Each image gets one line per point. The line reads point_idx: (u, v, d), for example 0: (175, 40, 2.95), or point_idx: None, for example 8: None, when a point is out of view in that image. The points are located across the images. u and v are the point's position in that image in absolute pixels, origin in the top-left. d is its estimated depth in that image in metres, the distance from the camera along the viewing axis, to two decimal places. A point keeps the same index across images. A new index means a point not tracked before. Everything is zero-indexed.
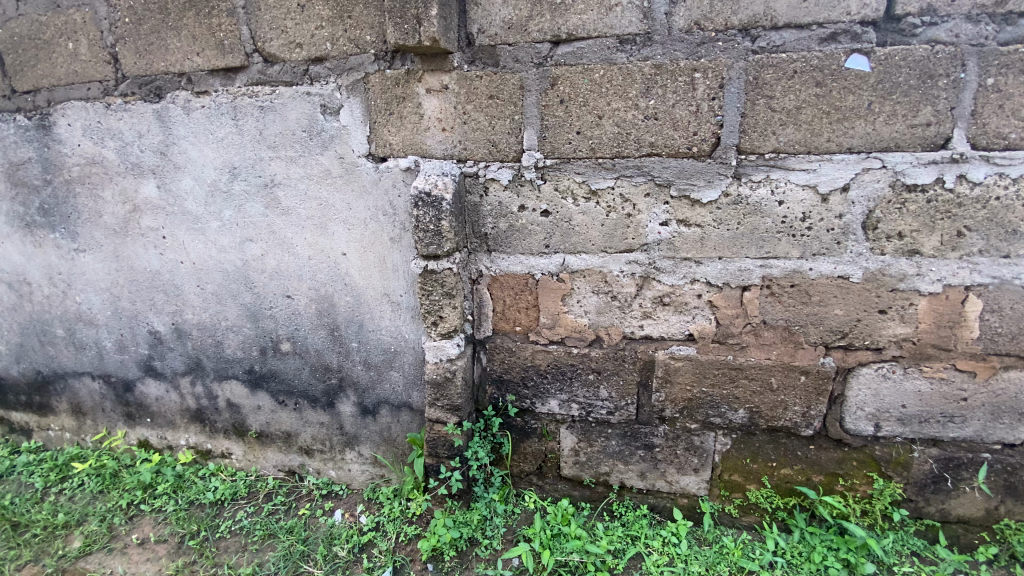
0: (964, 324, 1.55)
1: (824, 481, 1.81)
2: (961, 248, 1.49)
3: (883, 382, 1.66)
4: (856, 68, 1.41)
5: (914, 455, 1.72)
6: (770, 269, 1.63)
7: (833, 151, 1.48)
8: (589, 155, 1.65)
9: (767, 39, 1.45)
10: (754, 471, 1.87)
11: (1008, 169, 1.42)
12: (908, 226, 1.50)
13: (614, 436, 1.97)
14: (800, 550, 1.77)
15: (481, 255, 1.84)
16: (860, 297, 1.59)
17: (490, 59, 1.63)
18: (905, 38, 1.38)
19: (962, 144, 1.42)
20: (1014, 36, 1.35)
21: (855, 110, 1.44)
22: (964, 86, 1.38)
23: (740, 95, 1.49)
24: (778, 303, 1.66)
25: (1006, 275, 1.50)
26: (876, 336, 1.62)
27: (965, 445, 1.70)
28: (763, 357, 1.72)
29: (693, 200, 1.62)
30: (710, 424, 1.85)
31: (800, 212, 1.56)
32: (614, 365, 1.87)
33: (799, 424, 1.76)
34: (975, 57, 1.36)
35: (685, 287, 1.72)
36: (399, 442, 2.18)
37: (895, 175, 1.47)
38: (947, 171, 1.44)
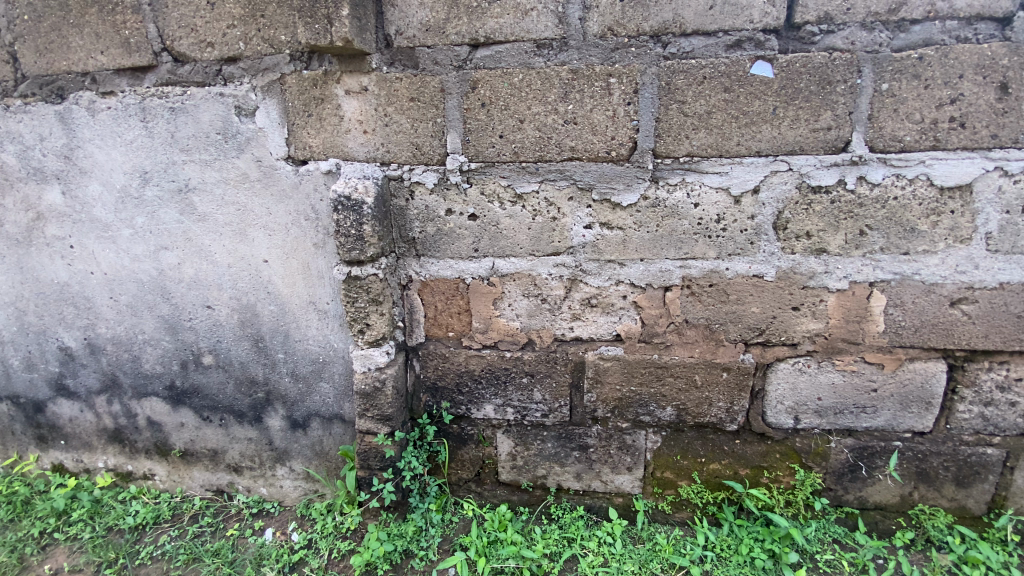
0: (870, 318, 1.63)
1: (750, 474, 1.87)
2: (864, 246, 1.56)
3: (799, 376, 1.73)
4: (761, 74, 1.45)
5: (831, 445, 1.79)
6: (690, 269, 1.67)
7: (743, 155, 1.53)
8: (512, 159, 1.64)
9: (677, 45, 1.48)
10: (684, 467, 1.91)
11: (904, 170, 1.49)
12: (815, 226, 1.56)
13: (549, 439, 1.96)
14: (729, 543, 1.82)
15: (408, 260, 1.79)
16: (774, 294, 1.65)
17: (409, 61, 1.61)
18: (804, 46, 1.44)
19: (860, 147, 1.48)
20: (904, 43, 1.41)
21: (761, 115, 1.49)
22: (860, 91, 1.44)
23: (654, 100, 1.52)
24: (698, 302, 1.70)
25: (907, 271, 1.57)
26: (790, 332, 1.68)
27: (879, 434, 1.77)
28: (687, 355, 1.77)
29: (614, 203, 1.65)
30: (641, 422, 1.88)
31: (715, 214, 1.60)
32: (546, 367, 1.87)
33: (724, 419, 1.81)
34: (869, 64, 1.42)
35: (611, 289, 1.74)
36: (332, 454, 2.12)
37: (801, 177, 1.53)
38: (848, 174, 1.51)
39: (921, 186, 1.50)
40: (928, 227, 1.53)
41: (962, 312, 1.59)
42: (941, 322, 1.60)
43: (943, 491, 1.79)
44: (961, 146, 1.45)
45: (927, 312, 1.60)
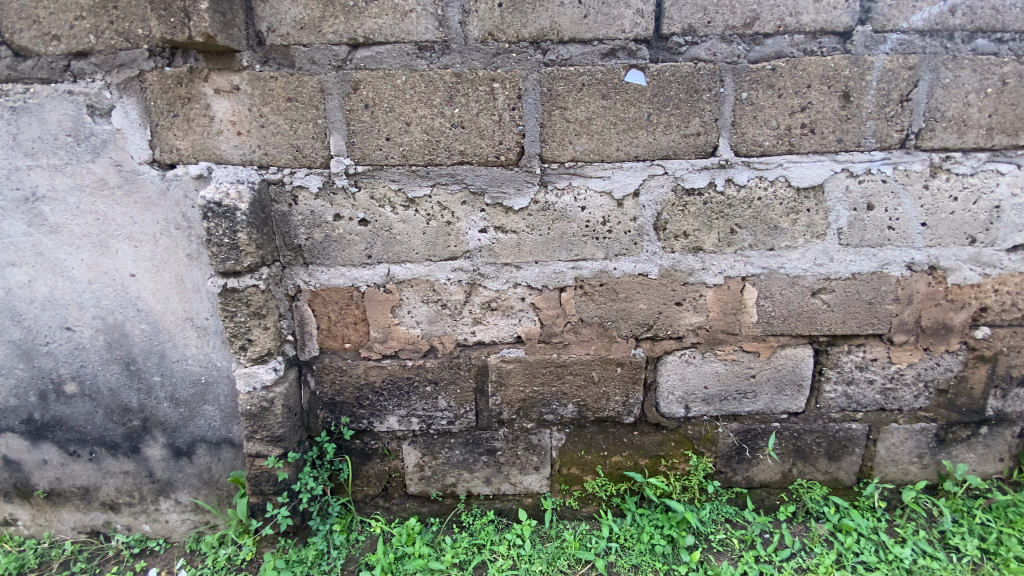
0: (744, 310, 1.75)
1: (649, 464, 1.95)
2: (735, 244, 1.68)
3: (687, 367, 1.83)
4: (634, 82, 1.52)
5: (719, 430, 1.91)
6: (582, 270, 1.72)
7: (623, 159, 1.60)
8: (400, 162, 1.60)
9: (556, 52, 1.51)
10: (588, 462, 1.95)
11: (765, 172, 1.61)
12: (691, 226, 1.66)
13: (457, 446, 1.94)
14: (631, 533, 1.88)
15: (296, 269, 1.70)
16: (660, 291, 1.73)
17: (285, 60, 1.53)
18: (672, 56, 1.52)
19: (727, 152, 1.59)
20: (760, 55, 1.53)
21: (637, 121, 1.56)
22: (724, 100, 1.55)
23: (538, 105, 1.54)
24: (591, 301, 1.75)
25: (773, 265, 1.70)
26: (675, 326, 1.78)
27: (760, 417, 1.91)
28: (584, 353, 1.81)
29: (506, 207, 1.65)
30: (545, 422, 1.90)
31: (601, 216, 1.65)
32: (449, 374, 1.84)
33: (622, 412, 1.88)
34: (730, 74, 1.53)
35: (510, 291, 1.74)
36: (222, 482, 1.96)
37: (676, 181, 1.62)
38: (717, 176, 1.61)
39: (780, 187, 1.63)
40: (789, 224, 1.66)
41: (823, 301, 1.74)
42: (806, 311, 1.75)
43: (818, 466, 1.96)
44: (812, 150, 1.59)
45: (793, 303, 1.74)
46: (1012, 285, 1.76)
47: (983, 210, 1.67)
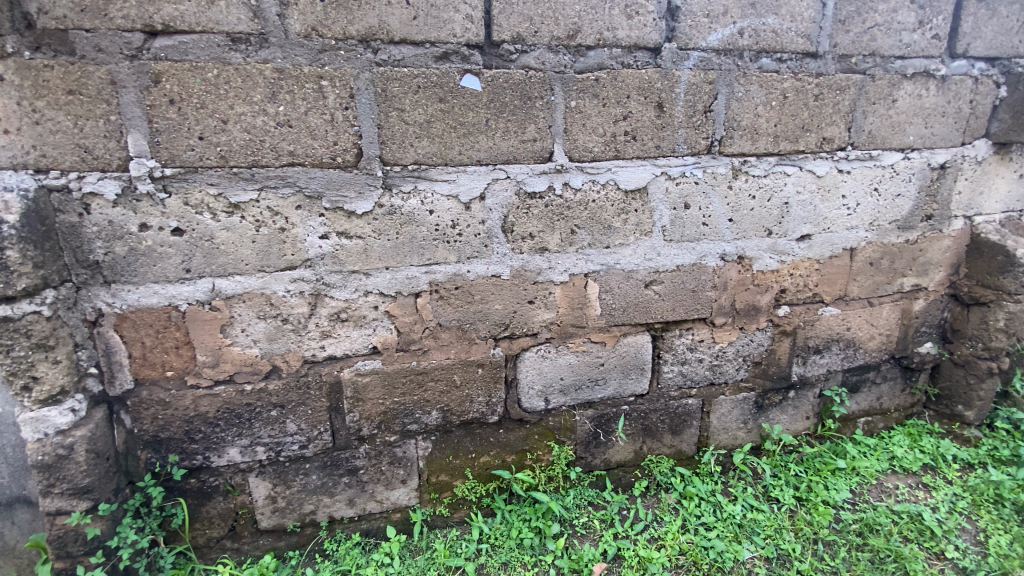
0: (589, 304, 1.86)
1: (515, 460, 1.99)
2: (576, 243, 1.78)
3: (543, 362, 1.90)
4: (470, 87, 1.54)
5: (577, 419, 2.01)
6: (435, 274, 1.69)
7: (465, 163, 1.61)
8: (219, 164, 1.45)
9: (387, 52, 1.47)
10: (456, 466, 1.94)
11: (597, 176, 1.73)
12: (536, 227, 1.73)
13: (313, 471, 1.80)
14: (501, 531, 1.90)
15: (95, 289, 1.46)
16: (512, 291, 1.78)
17: (63, 46, 1.30)
18: (505, 63, 1.56)
19: (562, 157, 1.68)
20: (585, 66, 1.62)
21: (476, 126, 1.57)
22: (555, 107, 1.62)
23: (372, 106, 1.49)
24: (447, 305, 1.74)
25: (611, 261, 1.84)
26: (530, 324, 1.83)
27: (611, 402, 2.04)
28: (443, 358, 1.79)
29: (348, 212, 1.57)
30: (409, 432, 1.84)
31: (449, 220, 1.65)
32: (298, 395, 1.70)
33: (486, 413, 1.89)
34: (559, 83, 1.61)
35: (360, 300, 1.66)
36: (20, 551, 1.61)
37: (518, 184, 1.67)
38: (555, 180, 1.70)
39: (611, 190, 1.76)
40: (621, 224, 1.81)
41: (655, 292, 1.92)
42: (642, 301, 1.91)
43: (664, 441, 2.15)
44: (635, 155, 1.74)
45: (631, 295, 1.90)
46: (803, 269, 2.08)
47: (776, 206, 1.95)
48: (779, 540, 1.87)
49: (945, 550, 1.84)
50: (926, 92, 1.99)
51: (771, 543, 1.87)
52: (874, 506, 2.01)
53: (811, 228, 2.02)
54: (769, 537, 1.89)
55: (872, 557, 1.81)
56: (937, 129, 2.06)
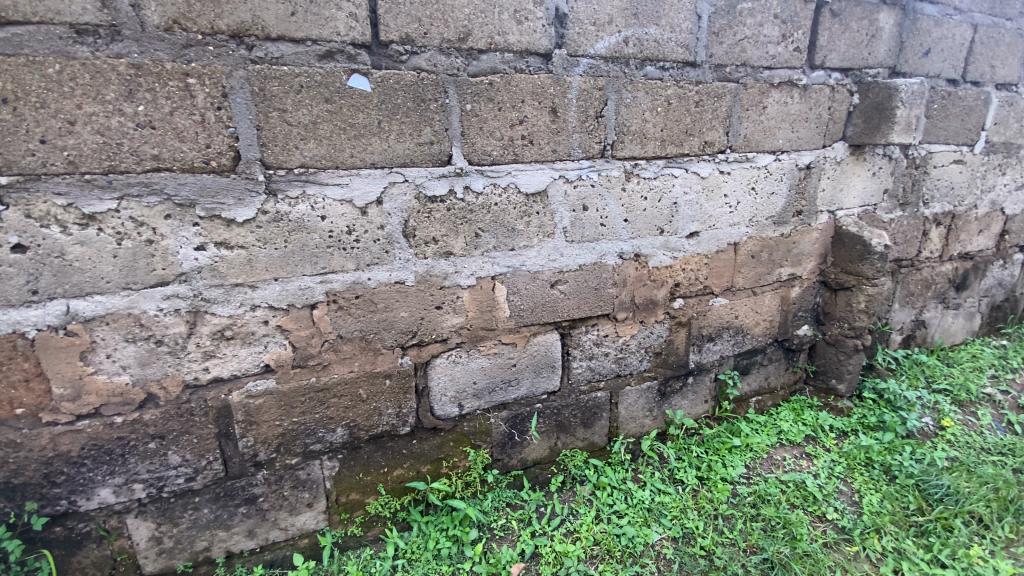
0: (497, 306, 1.87)
1: (430, 469, 1.95)
2: (481, 246, 1.77)
3: (454, 367, 1.87)
4: (358, 87, 1.48)
5: (491, 422, 2.00)
6: (331, 284, 1.61)
7: (359, 166, 1.54)
8: (68, 170, 1.28)
9: (263, 49, 1.38)
10: (368, 483, 1.86)
11: (498, 180, 1.73)
12: (438, 231, 1.70)
13: (205, 504, 1.65)
14: (418, 544, 1.85)
15: None
16: (418, 298, 1.74)
17: None
18: (395, 64, 1.52)
19: (461, 160, 1.66)
20: (478, 69, 1.61)
21: (367, 128, 1.52)
22: (450, 110, 1.60)
23: (249, 106, 1.39)
24: (347, 315, 1.66)
25: (517, 263, 1.85)
26: (438, 330, 1.80)
27: (525, 402, 2.06)
28: (346, 371, 1.71)
29: (227, 220, 1.45)
30: (312, 452, 1.74)
31: (344, 226, 1.58)
32: (180, 423, 1.55)
33: (396, 424, 1.83)
34: (453, 86, 1.59)
35: (247, 315, 1.54)
36: None
37: (417, 188, 1.63)
38: (455, 184, 1.67)
39: (512, 193, 1.77)
40: (524, 226, 1.83)
41: (561, 291, 1.96)
42: (548, 301, 1.95)
43: (577, 435, 2.20)
44: (534, 158, 1.76)
45: (538, 295, 1.92)
46: (694, 263, 2.22)
47: (666, 206, 2.07)
48: (684, 520, 1.98)
49: (825, 511, 2.03)
50: (791, 100, 2.21)
51: (677, 523, 1.97)
52: (766, 478, 2.19)
53: (698, 226, 2.17)
54: (675, 517, 1.99)
55: (765, 525, 1.96)
56: (802, 133, 2.29)
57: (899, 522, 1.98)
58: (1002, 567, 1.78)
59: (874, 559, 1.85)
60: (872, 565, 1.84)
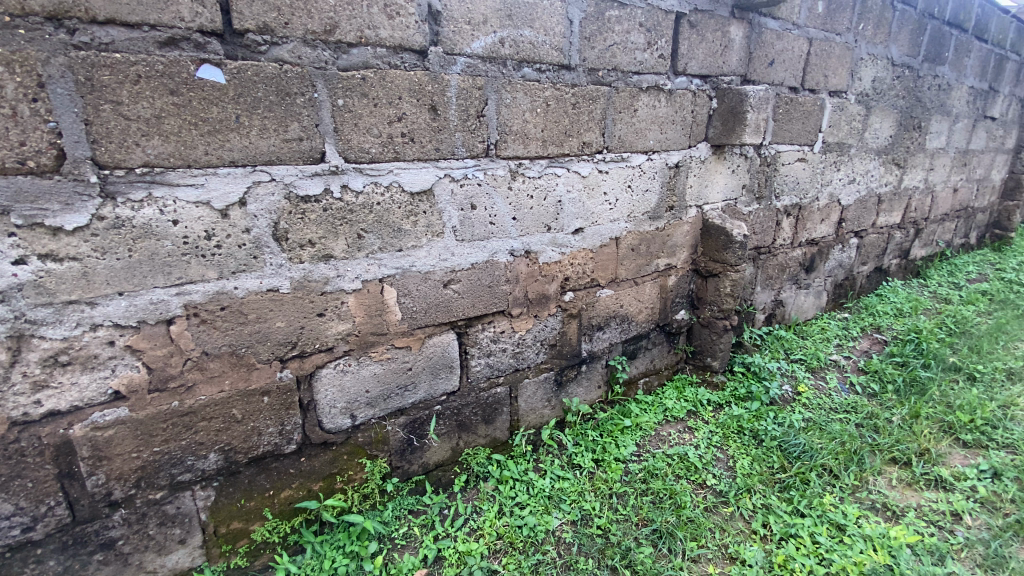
0: (386, 310, 1.80)
1: (323, 486, 1.84)
2: (364, 248, 1.70)
3: (343, 377, 1.78)
4: (210, 78, 1.35)
5: (388, 430, 1.94)
6: (191, 295, 1.47)
7: (216, 165, 1.42)
8: None
9: (89, 33, 1.22)
10: (252, 508, 1.72)
11: (379, 178, 1.67)
12: (314, 233, 1.60)
13: (48, 556, 1.43)
14: (312, 566, 1.74)
15: None
16: (295, 305, 1.63)
17: None
18: (252, 54, 1.41)
19: (336, 158, 1.59)
20: (349, 63, 1.54)
21: (223, 122, 1.40)
22: (320, 105, 1.52)
23: (73, 98, 1.22)
24: (213, 329, 1.52)
25: (405, 265, 1.80)
26: (321, 338, 1.70)
27: (423, 406, 2.01)
28: (215, 391, 1.57)
29: (53, 228, 1.27)
30: (182, 483, 1.57)
31: (202, 231, 1.44)
32: (7, 467, 1.33)
33: (280, 443, 1.71)
34: (321, 80, 1.51)
35: (86, 337, 1.36)
36: None
37: (287, 188, 1.53)
38: (331, 183, 1.59)
39: (395, 192, 1.72)
40: (410, 226, 1.78)
41: (453, 291, 1.94)
42: (441, 301, 1.92)
43: (479, 432, 2.20)
44: (416, 156, 1.72)
45: (429, 296, 1.88)
46: (581, 257, 2.32)
47: (551, 204, 2.14)
48: (582, 502, 2.06)
49: (705, 478, 2.22)
50: (659, 103, 2.37)
51: (575, 507, 2.04)
52: (654, 454, 2.35)
53: (582, 222, 2.27)
54: (574, 502, 2.06)
55: (654, 498, 2.10)
56: (670, 135, 2.47)
57: (766, 480, 2.22)
58: (848, 510, 2.05)
59: (746, 516, 2.05)
60: (745, 522, 2.04)
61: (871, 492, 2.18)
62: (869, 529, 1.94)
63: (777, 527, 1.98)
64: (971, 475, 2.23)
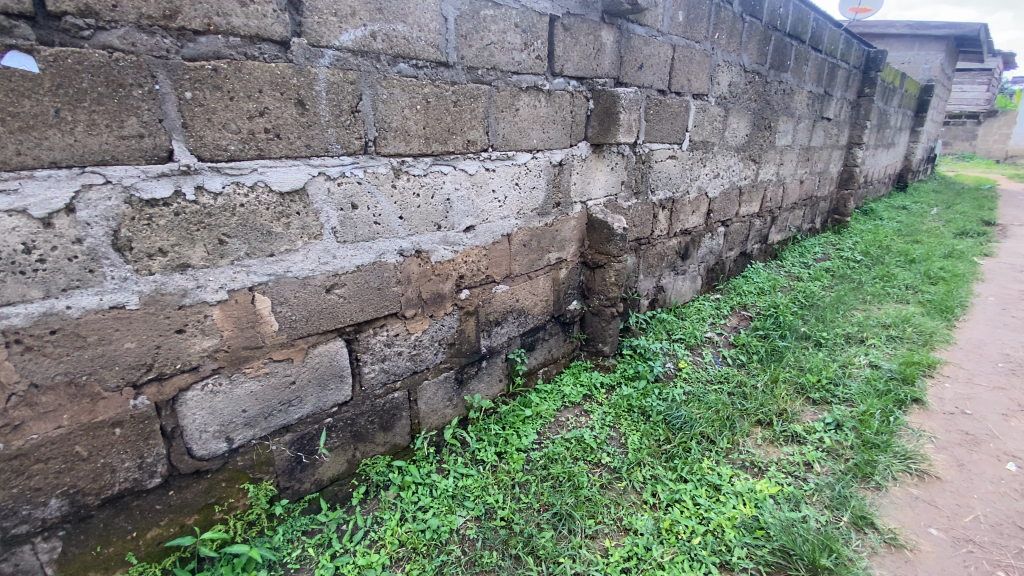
0: (260, 321, 1.67)
1: (199, 519, 1.68)
2: (228, 254, 1.57)
3: (213, 397, 1.62)
4: (19, 67, 1.18)
5: (272, 449, 1.80)
6: (11, 320, 1.27)
7: (31, 167, 1.24)
8: None
9: None
10: (111, 555, 1.52)
11: (241, 178, 1.54)
12: (166, 241, 1.45)
13: None
14: None
15: None
16: (148, 322, 1.46)
17: None
18: (74, 40, 1.24)
19: (187, 157, 1.44)
20: (196, 53, 1.41)
21: (40, 118, 1.23)
22: (163, 98, 1.37)
23: None
24: (43, 357, 1.32)
25: (280, 270, 1.68)
26: (183, 357, 1.54)
27: (311, 419, 1.89)
28: (52, 427, 1.37)
29: None
30: (16, 537, 1.36)
31: (20, 243, 1.25)
32: None
33: (141, 478, 1.53)
34: (163, 70, 1.36)
35: None
36: None
37: (128, 190, 1.37)
38: (182, 184, 1.44)
39: (262, 192, 1.59)
40: (283, 228, 1.66)
41: (337, 296, 1.84)
42: (324, 307, 1.82)
43: (377, 440, 2.12)
44: (284, 154, 1.61)
45: (310, 302, 1.78)
46: (473, 255, 2.32)
47: (439, 202, 2.11)
48: (485, 497, 2.08)
49: (600, 458, 2.35)
50: (539, 103, 2.44)
51: (479, 502, 2.05)
52: (553, 440, 2.44)
53: (472, 219, 2.27)
54: (477, 497, 2.07)
55: (554, 482, 2.17)
56: (552, 134, 2.56)
57: (654, 453, 2.39)
58: (722, 470, 2.28)
59: (638, 488, 2.20)
60: (637, 493, 2.18)
61: (742, 453, 2.44)
62: (740, 486, 2.17)
63: (664, 495, 2.14)
64: (819, 428, 2.57)
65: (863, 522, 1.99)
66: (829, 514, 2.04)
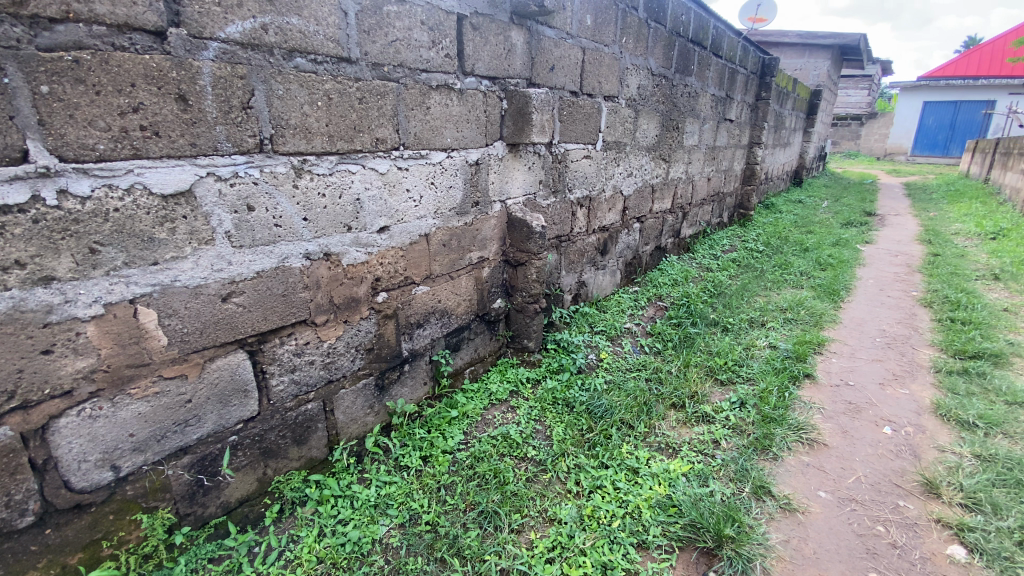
0: (145, 336, 1.54)
1: (83, 558, 1.53)
2: (102, 264, 1.43)
3: (92, 423, 1.47)
4: None
5: (168, 474, 1.67)
6: None
7: None
8: None
9: None
10: None
11: (113, 180, 1.41)
12: (24, 251, 1.30)
13: None
14: None
15: None
16: (6, 344, 1.31)
17: None
18: None
19: (46, 157, 1.30)
20: (53, 43, 1.28)
21: None
22: (13, 92, 1.23)
23: None
24: None
25: (166, 279, 1.55)
26: (53, 380, 1.39)
27: (213, 439, 1.77)
28: None
29: None
30: None
31: None
32: None
33: (8, 518, 1.37)
34: (12, 61, 1.22)
35: None
36: None
37: None
38: (41, 188, 1.30)
39: (140, 196, 1.47)
40: (167, 234, 1.54)
41: (236, 305, 1.73)
42: (221, 318, 1.70)
43: (291, 455, 2.01)
44: (165, 153, 1.49)
45: (204, 313, 1.66)
46: (389, 257, 2.27)
47: (348, 202, 2.03)
48: (409, 503, 2.04)
49: (525, 452, 2.38)
50: (451, 101, 2.42)
51: (403, 509, 2.01)
52: (480, 439, 2.44)
53: (385, 220, 2.21)
54: (401, 504, 2.03)
55: (479, 481, 2.17)
56: (466, 133, 2.55)
57: (577, 442, 2.46)
58: (640, 454, 2.39)
59: (562, 478, 2.25)
60: (562, 483, 2.24)
61: (658, 435, 2.57)
62: (656, 467, 2.29)
63: (587, 482, 2.21)
64: (726, 407, 2.77)
65: (762, 491, 2.17)
66: (734, 486, 2.20)
